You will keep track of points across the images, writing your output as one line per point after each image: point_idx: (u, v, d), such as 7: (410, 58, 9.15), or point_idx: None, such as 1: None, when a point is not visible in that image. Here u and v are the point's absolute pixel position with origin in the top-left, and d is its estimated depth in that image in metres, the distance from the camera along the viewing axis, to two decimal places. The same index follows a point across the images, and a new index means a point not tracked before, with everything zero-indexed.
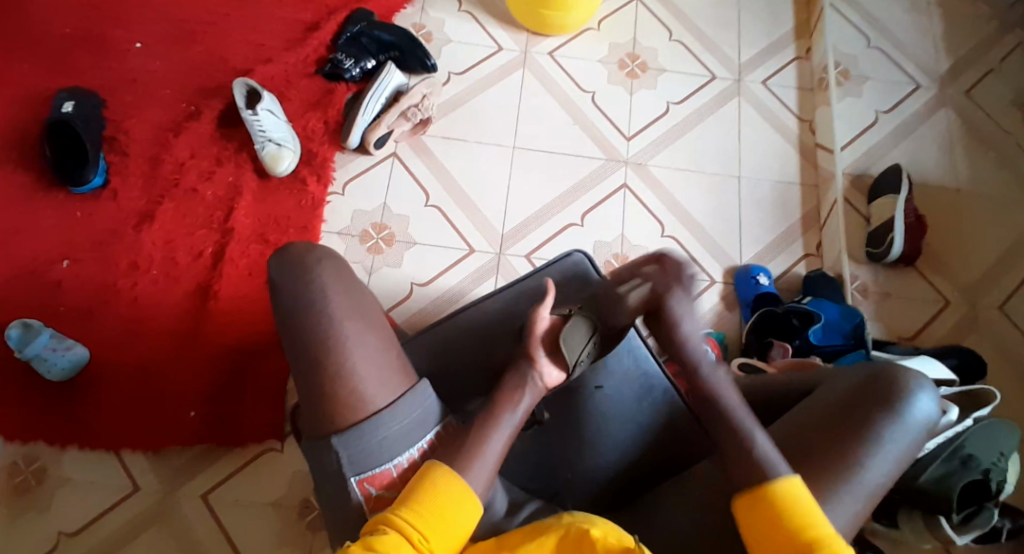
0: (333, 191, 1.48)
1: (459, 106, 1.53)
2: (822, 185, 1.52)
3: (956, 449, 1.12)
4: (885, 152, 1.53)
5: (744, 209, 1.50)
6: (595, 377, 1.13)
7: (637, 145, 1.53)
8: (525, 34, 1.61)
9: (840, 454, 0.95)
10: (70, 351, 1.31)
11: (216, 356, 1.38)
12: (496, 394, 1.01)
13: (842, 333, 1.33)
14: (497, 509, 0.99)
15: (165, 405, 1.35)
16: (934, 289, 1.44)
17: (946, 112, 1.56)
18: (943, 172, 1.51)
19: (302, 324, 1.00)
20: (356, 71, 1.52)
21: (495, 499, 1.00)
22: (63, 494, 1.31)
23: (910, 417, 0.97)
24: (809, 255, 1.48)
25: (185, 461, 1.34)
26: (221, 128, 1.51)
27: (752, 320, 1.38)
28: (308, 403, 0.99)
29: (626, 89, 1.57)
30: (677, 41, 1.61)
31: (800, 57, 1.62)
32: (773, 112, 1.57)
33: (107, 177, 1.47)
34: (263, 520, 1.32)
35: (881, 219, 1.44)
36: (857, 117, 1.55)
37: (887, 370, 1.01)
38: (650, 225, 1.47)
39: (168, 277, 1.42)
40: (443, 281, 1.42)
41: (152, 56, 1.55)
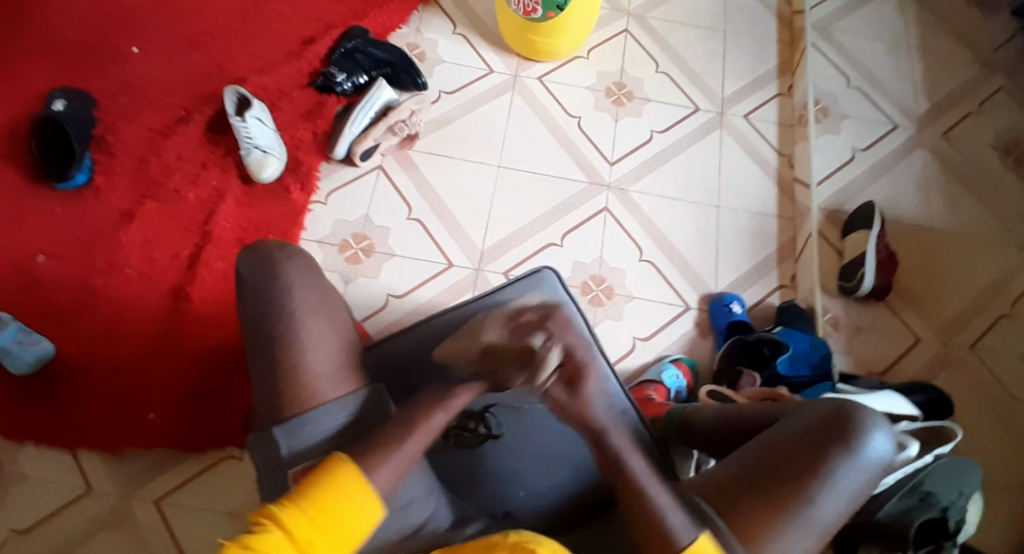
0: (316, 199, 1.50)
1: (447, 124, 1.56)
2: (799, 219, 1.54)
3: (916, 486, 1.14)
4: (862, 189, 1.55)
5: (721, 239, 1.51)
6: None
7: (620, 170, 1.55)
8: (515, 58, 1.64)
9: (793, 489, 0.97)
10: (36, 345, 1.31)
11: (186, 357, 1.38)
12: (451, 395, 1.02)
13: (810, 363, 1.35)
14: (441, 520, 1.03)
15: (126, 405, 1.34)
16: (906, 326, 1.45)
17: (922, 153, 1.59)
18: (919, 211, 1.54)
19: (265, 317, 1.02)
20: (347, 86, 1.55)
21: (438, 510, 1.03)
22: (18, 489, 1.30)
23: (867, 456, 0.99)
24: (784, 286, 1.49)
25: (142, 464, 1.33)
26: (211, 133, 1.53)
27: (724, 348, 1.40)
28: (270, 396, 1.01)
29: (612, 116, 1.59)
30: (663, 73, 1.65)
31: (782, 94, 1.66)
32: (754, 146, 1.60)
33: (92, 175, 1.47)
34: (216, 530, 1.30)
35: (854, 253, 1.46)
36: (836, 154, 1.58)
37: (849, 408, 1.02)
38: (628, 249, 1.49)
39: (145, 276, 1.42)
40: (421, 293, 1.43)
41: (148, 60, 1.58)
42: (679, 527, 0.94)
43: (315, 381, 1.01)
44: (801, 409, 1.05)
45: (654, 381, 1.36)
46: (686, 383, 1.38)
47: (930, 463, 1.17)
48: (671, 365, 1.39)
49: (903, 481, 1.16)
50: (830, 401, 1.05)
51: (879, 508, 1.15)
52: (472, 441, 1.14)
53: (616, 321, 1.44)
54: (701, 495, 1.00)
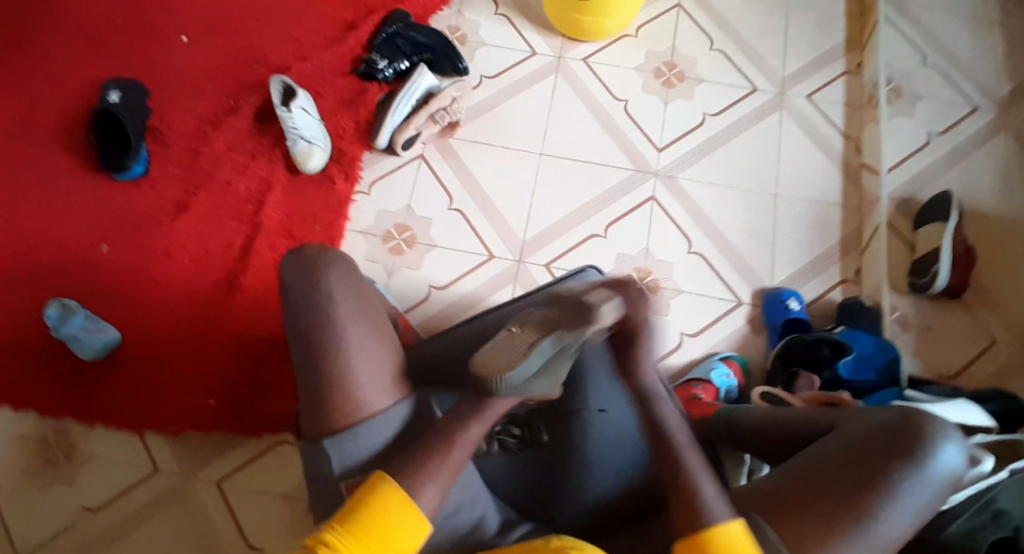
0: (360, 190, 1.49)
1: (489, 110, 1.52)
2: (865, 208, 1.43)
3: (988, 502, 1.06)
4: (935, 176, 1.43)
5: (778, 229, 1.43)
6: (597, 400, 1.13)
7: (669, 157, 1.48)
8: (560, 39, 1.58)
9: (853, 501, 0.90)
10: (103, 333, 1.37)
11: (240, 345, 1.42)
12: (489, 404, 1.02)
13: (875, 368, 1.28)
14: (488, 527, 1.01)
15: (185, 391, 1.39)
16: (982, 326, 1.34)
17: (1006, 135, 1.45)
18: (1000, 199, 1.41)
19: (306, 322, 1.04)
20: (390, 72, 1.53)
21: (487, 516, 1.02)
22: (90, 468, 1.37)
23: (934, 469, 0.92)
24: (846, 280, 1.40)
25: (202, 447, 1.38)
26: (259, 123, 1.55)
27: (779, 346, 1.32)
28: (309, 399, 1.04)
29: (662, 99, 1.52)
30: (719, 51, 1.55)
31: (849, 71, 1.54)
32: (818, 128, 1.49)
33: (147, 167, 1.52)
34: (272, 511, 1.34)
35: (927, 247, 1.35)
36: (907, 137, 1.46)
37: (912, 417, 0.96)
38: (677, 240, 1.43)
39: (198, 266, 1.46)
40: (461, 285, 1.42)
41: (198, 50, 1.60)
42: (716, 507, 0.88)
43: (356, 390, 1.02)
44: (860, 419, 1.00)
45: (702, 379, 1.30)
46: (737, 381, 1.32)
47: (1006, 477, 1.09)
48: (721, 363, 1.33)
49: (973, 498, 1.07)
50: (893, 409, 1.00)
51: (946, 526, 1.05)
52: (515, 447, 1.12)
53: (662, 316, 1.38)
54: (754, 505, 0.94)
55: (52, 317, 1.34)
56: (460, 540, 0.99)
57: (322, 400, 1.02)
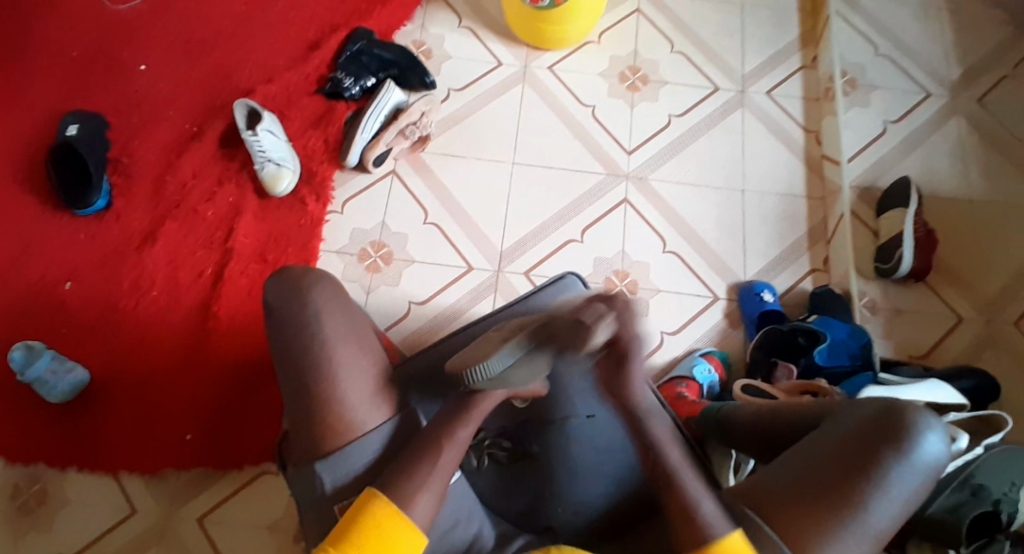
0: (332, 209, 1.48)
1: (458, 122, 1.53)
2: (829, 198, 1.48)
3: (966, 480, 1.11)
4: (895, 163, 1.48)
5: (748, 225, 1.47)
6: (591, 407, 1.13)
7: (639, 159, 1.50)
8: (524, 48, 1.59)
9: (843, 496, 0.94)
10: (70, 373, 1.33)
11: (219, 375, 1.39)
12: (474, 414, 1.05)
13: (850, 353, 1.31)
14: (485, 541, 1.06)
15: (164, 426, 1.36)
16: (947, 306, 1.39)
17: (957, 121, 1.51)
18: (955, 183, 1.46)
19: (295, 347, 1.03)
20: (356, 90, 1.52)
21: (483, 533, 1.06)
22: (64, 514, 1.33)
23: (920, 458, 0.95)
24: (816, 270, 1.44)
25: (183, 482, 1.35)
26: (224, 148, 1.52)
27: (756, 339, 1.36)
28: (303, 422, 1.04)
29: (628, 102, 1.54)
30: (680, 52, 1.59)
31: (806, 66, 1.59)
32: (779, 123, 1.54)
33: (110, 198, 1.48)
34: (259, 544, 1.32)
35: (891, 233, 1.40)
36: (865, 128, 1.51)
37: (898, 409, 0.98)
38: (651, 241, 1.45)
39: (170, 297, 1.43)
40: (441, 299, 1.41)
41: (156, 77, 1.57)
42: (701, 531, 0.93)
43: (347, 411, 1.03)
44: (846, 411, 1.01)
45: (685, 376, 1.33)
46: (719, 376, 1.35)
47: (981, 454, 1.14)
48: (703, 358, 1.36)
49: (951, 476, 1.13)
50: (879, 400, 1.01)
51: (927, 504, 1.10)
52: (505, 460, 1.13)
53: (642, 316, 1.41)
54: (747, 504, 0.98)
55: (18, 360, 1.31)
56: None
57: (315, 422, 1.02)
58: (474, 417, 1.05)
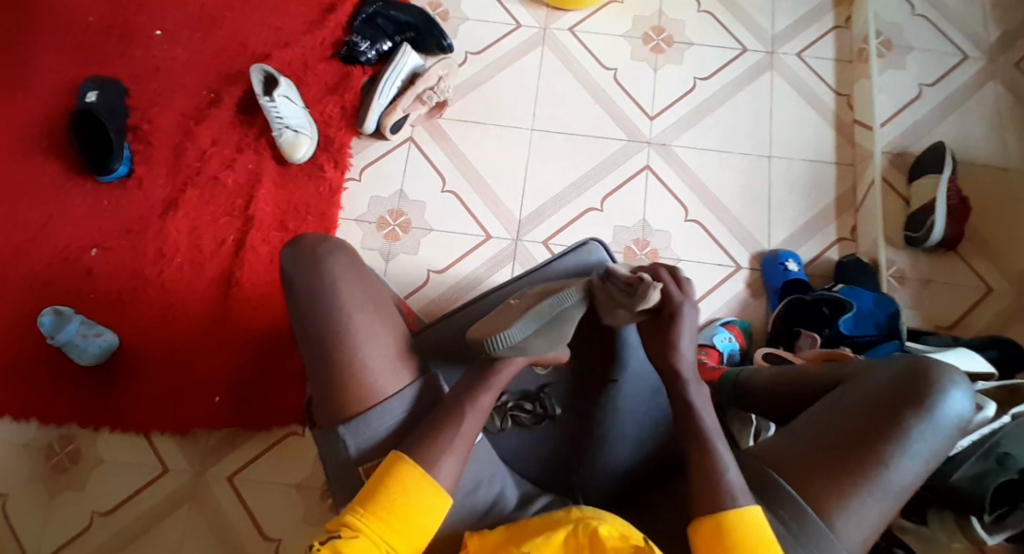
0: (350, 176, 1.47)
1: (477, 87, 1.50)
2: (859, 164, 1.43)
3: (992, 448, 1.08)
4: (928, 129, 1.43)
5: (774, 192, 1.43)
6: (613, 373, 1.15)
7: (662, 125, 1.47)
8: (544, 9, 1.55)
9: (867, 451, 0.93)
10: (99, 337, 1.35)
11: (244, 339, 1.41)
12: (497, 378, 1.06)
13: (876, 322, 1.28)
14: (507, 502, 1.05)
15: (191, 389, 1.39)
16: (978, 276, 1.35)
17: (995, 84, 1.45)
18: (992, 149, 1.41)
19: (315, 320, 1.04)
20: (372, 54, 1.50)
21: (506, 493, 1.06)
22: (97, 474, 1.36)
23: (944, 415, 0.94)
24: (843, 239, 1.41)
25: (213, 443, 1.38)
26: (242, 115, 1.52)
27: (779, 308, 1.34)
28: (320, 392, 1.05)
29: (651, 65, 1.50)
30: (706, 12, 1.53)
31: (839, 26, 1.52)
32: (809, 86, 1.49)
33: (132, 166, 1.49)
34: (286, 503, 1.36)
35: (923, 200, 1.36)
36: (899, 91, 1.45)
37: (922, 366, 0.98)
38: (673, 209, 1.42)
39: (193, 264, 1.45)
40: (460, 268, 1.41)
41: (172, 42, 1.56)
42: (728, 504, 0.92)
43: (370, 378, 1.03)
44: (869, 372, 1.01)
45: (706, 344, 1.32)
46: (740, 345, 1.33)
47: (1008, 423, 1.10)
48: (723, 328, 1.34)
49: (976, 445, 1.09)
50: (902, 360, 1.01)
51: (951, 472, 1.09)
52: (528, 422, 1.15)
53: None
54: (769, 463, 0.97)
55: (47, 325, 1.32)
56: (479, 518, 1.03)
57: (337, 391, 1.03)
58: (494, 384, 1.05)
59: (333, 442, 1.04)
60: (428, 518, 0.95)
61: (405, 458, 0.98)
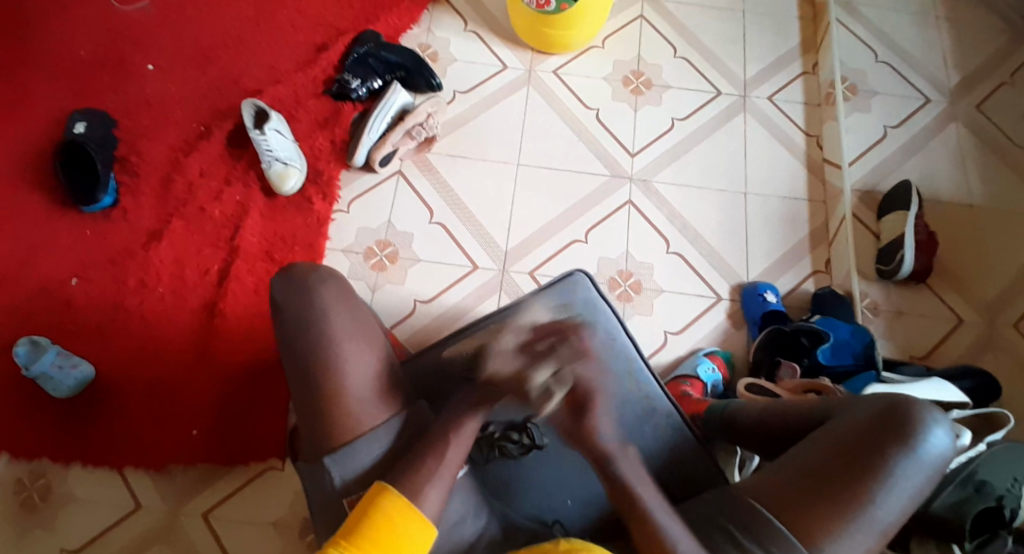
0: (339, 208, 1.49)
1: (464, 124, 1.54)
2: (831, 202, 1.50)
3: (970, 476, 1.11)
4: (895, 167, 1.51)
5: (750, 227, 1.48)
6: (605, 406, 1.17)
7: (643, 161, 1.52)
8: (529, 52, 1.62)
9: (850, 489, 0.95)
10: (75, 369, 1.32)
11: (223, 373, 1.39)
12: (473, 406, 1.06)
13: (853, 353, 1.32)
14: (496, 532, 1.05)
15: (167, 424, 1.36)
16: (947, 308, 1.41)
17: (956, 127, 1.54)
18: (955, 187, 1.48)
19: (307, 340, 1.04)
20: (362, 91, 1.54)
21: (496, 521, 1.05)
22: (67, 512, 1.31)
23: (925, 453, 0.97)
24: (818, 271, 1.46)
25: (188, 480, 1.34)
26: (232, 148, 1.53)
27: (759, 338, 1.37)
28: (311, 412, 1.04)
29: (631, 106, 1.57)
30: (682, 58, 1.62)
31: (807, 72, 1.62)
32: (780, 128, 1.56)
33: (117, 197, 1.49)
34: (266, 541, 1.31)
35: (892, 235, 1.42)
36: (866, 132, 1.54)
37: (904, 405, 0.99)
38: (655, 242, 1.46)
39: (176, 294, 1.43)
40: (448, 298, 1.42)
41: (165, 78, 1.58)
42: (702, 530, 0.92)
43: (357, 407, 1.03)
44: (853, 408, 1.02)
45: (689, 375, 1.34)
46: (723, 375, 1.36)
47: (985, 451, 1.14)
48: (706, 358, 1.36)
49: (954, 474, 1.12)
50: (882, 397, 1.02)
51: (932, 500, 1.10)
52: (516, 452, 1.12)
53: (646, 316, 1.41)
54: (758, 498, 0.99)
55: (23, 355, 1.30)
56: (469, 547, 1.02)
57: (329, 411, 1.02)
58: (478, 411, 1.06)
59: (318, 467, 1.02)
60: (411, 521, 0.95)
61: (400, 482, 0.97)
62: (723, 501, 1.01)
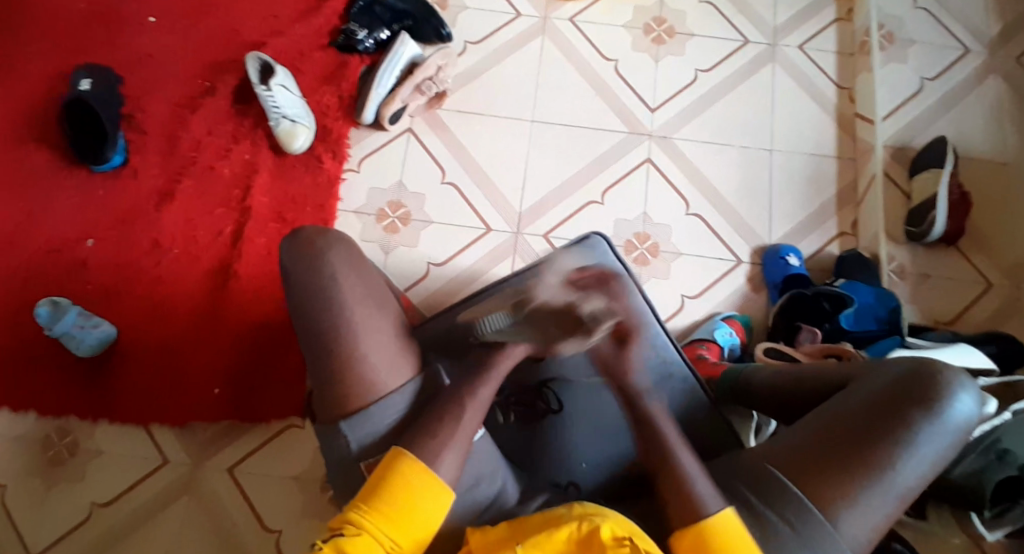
0: (349, 167, 1.46)
1: (476, 77, 1.48)
2: (860, 158, 1.43)
3: (993, 444, 1.07)
4: (929, 122, 1.43)
5: (774, 185, 1.43)
6: None
7: (662, 117, 1.46)
8: None
9: (872, 453, 0.92)
10: (98, 328, 1.34)
11: (241, 331, 1.40)
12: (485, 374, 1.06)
13: (876, 317, 1.28)
14: (509, 497, 1.05)
15: (188, 381, 1.38)
16: (977, 271, 1.35)
17: (997, 78, 1.45)
18: (993, 144, 1.40)
19: (315, 309, 1.03)
20: (369, 43, 1.48)
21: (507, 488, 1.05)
22: (94, 466, 1.35)
23: (950, 417, 0.94)
24: (844, 233, 1.41)
25: (210, 435, 1.37)
26: (237, 104, 1.50)
27: (779, 303, 1.33)
28: (321, 387, 1.03)
29: (652, 57, 1.49)
30: (708, 3, 1.52)
31: (841, 18, 1.52)
32: (810, 79, 1.48)
33: (126, 156, 1.47)
34: (287, 494, 1.35)
35: (923, 196, 1.35)
36: (902, 83, 1.45)
37: (929, 368, 0.97)
38: (674, 202, 1.42)
39: (189, 256, 1.43)
40: (460, 261, 1.40)
41: (166, 30, 1.53)
42: (705, 496, 0.92)
43: (370, 373, 1.02)
44: (876, 371, 1.00)
45: (706, 339, 1.31)
46: (740, 339, 1.33)
47: (1008, 419, 1.10)
48: (723, 323, 1.33)
49: (977, 441, 1.09)
50: (905, 360, 1.00)
51: (952, 466, 1.07)
52: (533, 415, 1.15)
53: (662, 280, 1.38)
54: (774, 462, 0.96)
55: (44, 316, 1.31)
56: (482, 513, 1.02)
57: (338, 387, 1.02)
58: (493, 378, 1.06)
59: (331, 441, 1.03)
60: (427, 480, 0.94)
61: (412, 447, 0.97)
62: (739, 466, 0.99)
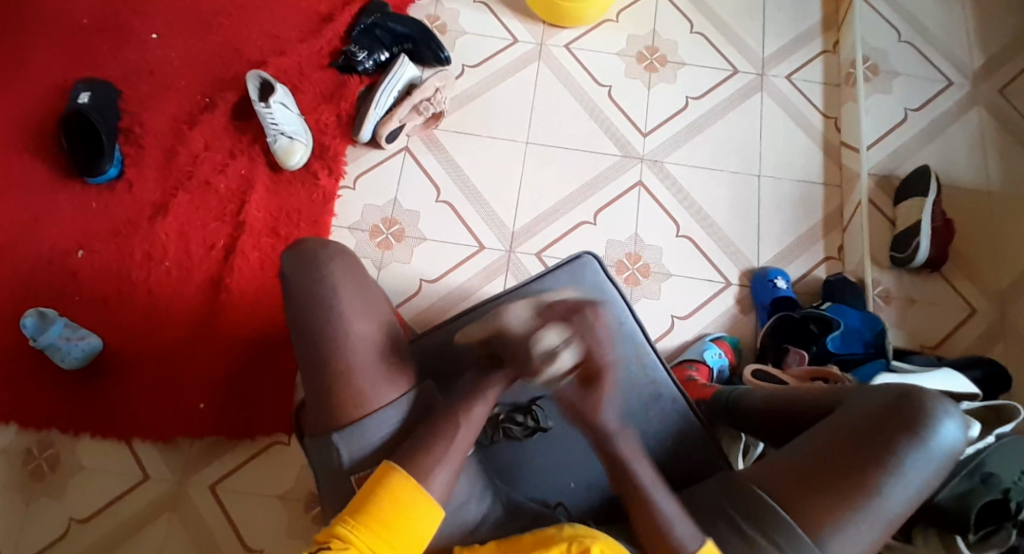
0: (344, 184, 1.47)
1: (473, 99, 1.51)
2: (846, 185, 1.47)
3: (976, 467, 1.09)
4: (912, 153, 1.47)
5: (763, 210, 1.46)
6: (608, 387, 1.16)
7: (654, 141, 1.49)
8: (541, 25, 1.57)
9: (858, 480, 0.93)
10: (83, 340, 1.33)
11: (231, 345, 1.39)
12: (475, 389, 1.05)
13: (863, 340, 1.30)
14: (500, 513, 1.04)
15: (176, 394, 1.36)
16: (960, 296, 1.38)
17: (978, 111, 1.49)
18: (975, 174, 1.44)
19: (311, 319, 1.02)
20: (369, 64, 1.51)
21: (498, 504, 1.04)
22: (75, 481, 1.33)
23: (936, 445, 0.94)
24: (830, 257, 1.44)
25: (194, 452, 1.36)
26: (236, 121, 1.51)
27: (768, 325, 1.35)
28: (315, 395, 1.03)
29: (645, 83, 1.53)
30: (699, 33, 1.57)
31: (827, 51, 1.57)
32: (797, 109, 1.52)
33: (122, 169, 1.47)
34: (271, 513, 1.33)
35: (908, 222, 1.38)
36: (886, 114, 1.49)
37: (915, 396, 0.97)
38: (665, 224, 1.44)
39: (182, 268, 1.43)
40: (452, 278, 1.41)
41: (168, 47, 1.55)
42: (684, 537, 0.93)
43: (364, 386, 1.01)
44: (863, 397, 1.00)
45: (696, 360, 1.32)
46: (729, 360, 1.34)
47: (992, 443, 1.12)
48: (713, 344, 1.35)
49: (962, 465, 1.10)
50: (893, 388, 1.00)
51: (938, 489, 1.08)
52: (520, 434, 1.13)
53: (653, 300, 1.40)
54: (762, 486, 0.97)
55: (30, 327, 1.29)
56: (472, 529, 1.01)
57: (332, 395, 1.01)
58: (488, 394, 1.05)
59: (323, 450, 1.02)
60: (417, 492, 0.94)
61: (404, 459, 0.96)
62: (727, 487, 1.00)
